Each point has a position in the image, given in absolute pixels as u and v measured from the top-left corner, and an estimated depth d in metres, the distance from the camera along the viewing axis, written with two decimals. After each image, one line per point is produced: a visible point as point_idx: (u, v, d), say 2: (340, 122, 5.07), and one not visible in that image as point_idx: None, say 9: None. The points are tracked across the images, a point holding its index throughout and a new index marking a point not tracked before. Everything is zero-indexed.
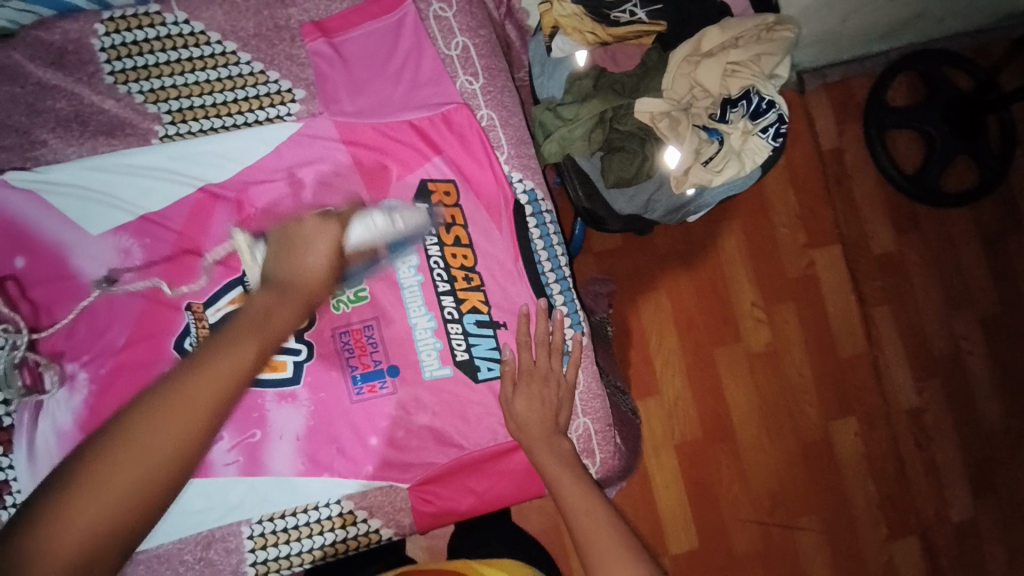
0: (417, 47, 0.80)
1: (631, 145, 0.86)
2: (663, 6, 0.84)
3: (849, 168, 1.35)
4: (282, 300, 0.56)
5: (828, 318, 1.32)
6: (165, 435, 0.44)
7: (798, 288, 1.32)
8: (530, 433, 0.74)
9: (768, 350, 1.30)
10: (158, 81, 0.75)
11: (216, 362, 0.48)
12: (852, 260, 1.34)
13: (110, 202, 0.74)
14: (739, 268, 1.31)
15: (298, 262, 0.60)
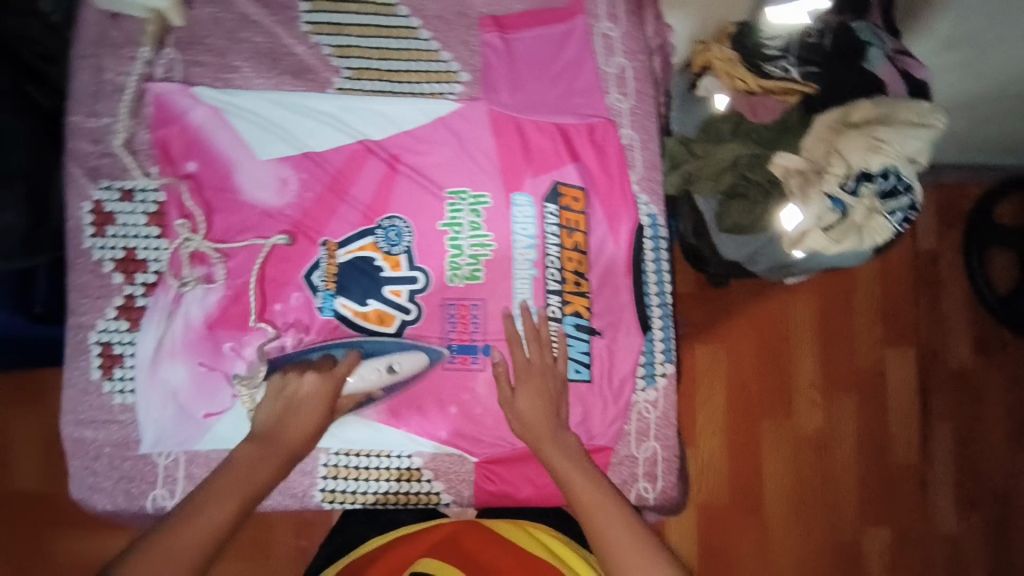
0: (580, 58, 0.84)
1: (754, 195, 0.88)
2: (818, 69, 0.85)
3: (942, 275, 1.32)
4: (264, 466, 0.68)
5: (886, 419, 1.29)
6: (172, 553, 0.57)
7: (862, 382, 1.30)
8: (536, 429, 0.74)
9: (818, 436, 1.28)
10: (344, 38, 0.82)
11: (195, 522, 0.60)
12: (928, 369, 1.31)
13: (281, 135, 0.82)
14: (805, 347, 1.29)
15: (289, 420, 0.73)
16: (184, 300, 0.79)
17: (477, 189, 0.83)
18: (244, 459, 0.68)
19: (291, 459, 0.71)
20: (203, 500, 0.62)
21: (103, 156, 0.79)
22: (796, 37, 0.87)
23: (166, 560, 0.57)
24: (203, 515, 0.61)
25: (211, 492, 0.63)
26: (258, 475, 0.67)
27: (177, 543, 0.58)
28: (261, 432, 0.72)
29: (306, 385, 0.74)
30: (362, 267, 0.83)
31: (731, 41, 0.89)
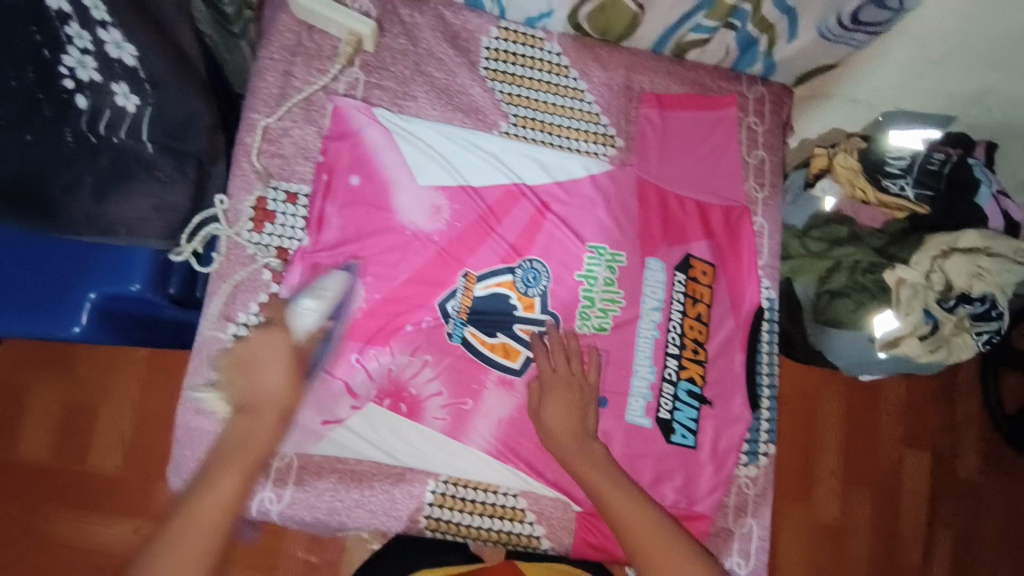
0: (726, 145, 0.90)
1: (857, 296, 0.94)
2: (932, 194, 0.94)
3: (960, 386, 1.40)
4: (258, 429, 0.68)
5: (898, 516, 1.36)
6: (201, 523, 0.62)
7: (880, 477, 1.36)
8: (561, 441, 0.76)
9: (834, 524, 1.34)
10: (517, 89, 0.88)
11: (201, 504, 0.63)
12: (940, 476, 1.37)
13: (442, 164, 0.85)
14: (831, 436, 1.36)
15: (260, 382, 0.70)
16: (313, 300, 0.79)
17: (614, 248, 0.87)
18: (239, 427, 0.68)
19: (273, 408, 0.70)
20: (207, 475, 0.65)
21: (274, 157, 0.81)
22: (919, 160, 0.95)
23: (186, 534, 0.61)
24: (209, 492, 0.64)
25: (213, 470, 0.65)
26: (251, 442, 0.68)
27: (194, 518, 0.62)
28: (241, 404, 0.70)
29: (253, 346, 0.71)
30: (496, 301, 0.85)
31: (856, 153, 0.96)
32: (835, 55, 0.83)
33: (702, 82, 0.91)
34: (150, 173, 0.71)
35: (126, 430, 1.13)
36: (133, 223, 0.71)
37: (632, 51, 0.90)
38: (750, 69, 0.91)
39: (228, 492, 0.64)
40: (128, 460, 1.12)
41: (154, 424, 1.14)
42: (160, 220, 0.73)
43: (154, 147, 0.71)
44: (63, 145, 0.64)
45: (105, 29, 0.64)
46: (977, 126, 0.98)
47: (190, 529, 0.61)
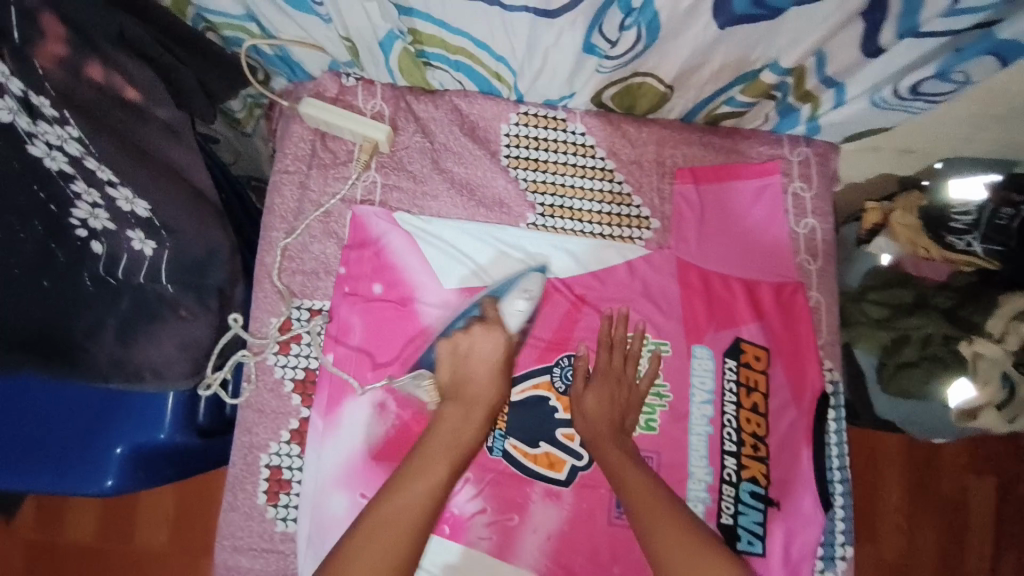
0: (770, 217, 0.84)
1: (926, 366, 0.86)
2: (1005, 249, 0.84)
3: None
4: (467, 421, 0.71)
5: (968, 552, 1.27)
6: (409, 498, 0.64)
7: (945, 508, 1.27)
8: (597, 429, 0.75)
9: (899, 563, 1.26)
10: (542, 175, 0.84)
11: (415, 483, 0.65)
12: (1004, 500, 1.27)
13: (467, 264, 0.81)
14: (892, 472, 1.28)
15: (472, 377, 0.75)
16: (339, 419, 0.76)
17: (657, 337, 0.82)
18: (450, 415, 0.72)
19: (480, 409, 0.73)
20: (421, 459, 0.68)
21: (298, 274, 0.79)
22: (986, 213, 0.85)
23: (385, 530, 0.61)
24: (419, 475, 0.66)
25: (421, 458, 0.68)
26: (459, 435, 0.70)
27: (404, 492, 0.65)
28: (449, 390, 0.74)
29: (477, 342, 0.76)
30: (535, 405, 0.80)
31: (918, 209, 0.88)
32: (889, 121, 0.78)
33: (739, 150, 0.85)
34: (173, 313, 0.69)
35: (167, 505, 1.09)
36: (159, 366, 0.69)
37: (661, 124, 0.84)
38: (792, 130, 0.85)
39: (431, 478, 0.66)
40: (170, 538, 1.08)
41: (191, 497, 1.09)
42: (185, 359, 0.71)
43: (171, 285, 0.69)
44: (83, 290, 0.62)
45: (112, 187, 0.60)
46: None
47: (402, 500, 0.64)
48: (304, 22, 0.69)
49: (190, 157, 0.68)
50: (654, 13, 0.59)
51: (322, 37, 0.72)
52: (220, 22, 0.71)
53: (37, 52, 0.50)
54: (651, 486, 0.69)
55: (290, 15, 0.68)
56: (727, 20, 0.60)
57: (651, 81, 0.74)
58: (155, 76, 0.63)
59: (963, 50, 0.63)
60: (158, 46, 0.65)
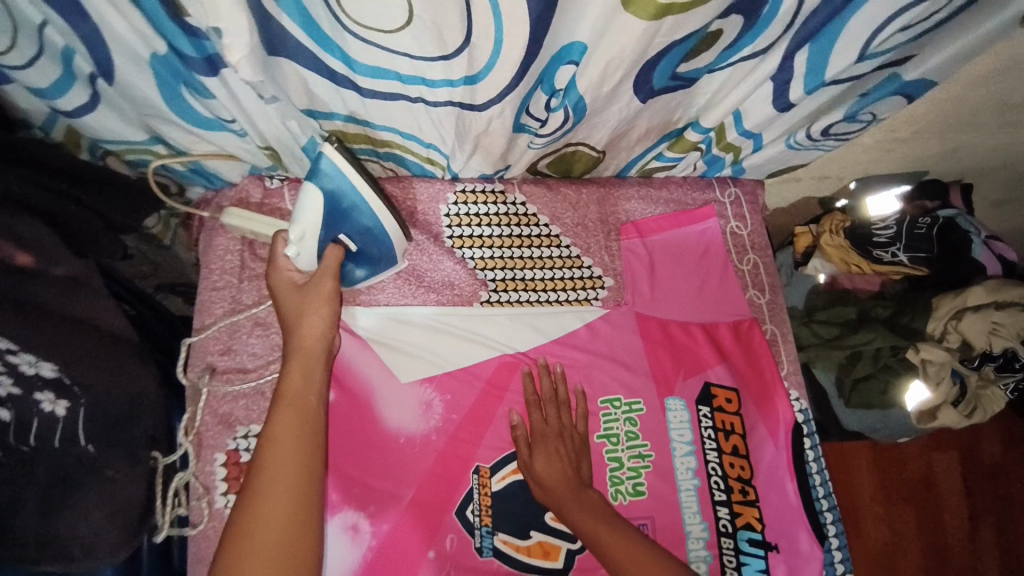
0: (715, 258, 0.86)
1: (883, 376, 0.89)
2: (929, 254, 0.91)
3: None
4: (292, 377, 0.63)
5: (945, 525, 1.33)
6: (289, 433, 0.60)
7: (916, 487, 1.34)
8: (558, 494, 0.71)
9: (885, 549, 1.30)
10: (488, 251, 0.82)
11: (279, 419, 0.61)
12: (971, 471, 1.36)
13: (426, 357, 0.78)
14: (863, 463, 1.34)
15: (291, 303, 0.66)
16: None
17: (630, 395, 0.80)
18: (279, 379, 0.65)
19: (317, 363, 0.64)
20: (265, 441, 0.60)
21: (238, 398, 0.73)
22: (903, 226, 0.92)
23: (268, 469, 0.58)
24: (270, 467, 0.58)
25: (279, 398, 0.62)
26: (302, 400, 0.62)
27: (260, 499, 0.57)
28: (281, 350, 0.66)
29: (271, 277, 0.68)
30: (520, 490, 0.76)
31: (844, 231, 0.94)
32: (805, 158, 0.82)
33: (677, 199, 0.87)
34: (97, 476, 0.60)
35: None
36: (88, 540, 0.59)
37: (597, 185, 0.86)
38: (720, 172, 0.88)
39: (298, 460, 0.59)
40: None
41: None
42: (116, 528, 0.61)
43: (93, 445, 0.61)
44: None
45: (13, 353, 0.55)
46: (948, 172, 0.97)
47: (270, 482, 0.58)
48: (217, 138, 0.65)
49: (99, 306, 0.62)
50: (579, 96, 0.60)
51: (239, 149, 0.68)
52: (121, 149, 0.66)
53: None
54: (620, 531, 0.68)
55: (199, 134, 0.64)
56: (648, 94, 0.62)
57: (584, 149, 0.75)
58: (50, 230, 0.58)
59: (870, 94, 0.69)
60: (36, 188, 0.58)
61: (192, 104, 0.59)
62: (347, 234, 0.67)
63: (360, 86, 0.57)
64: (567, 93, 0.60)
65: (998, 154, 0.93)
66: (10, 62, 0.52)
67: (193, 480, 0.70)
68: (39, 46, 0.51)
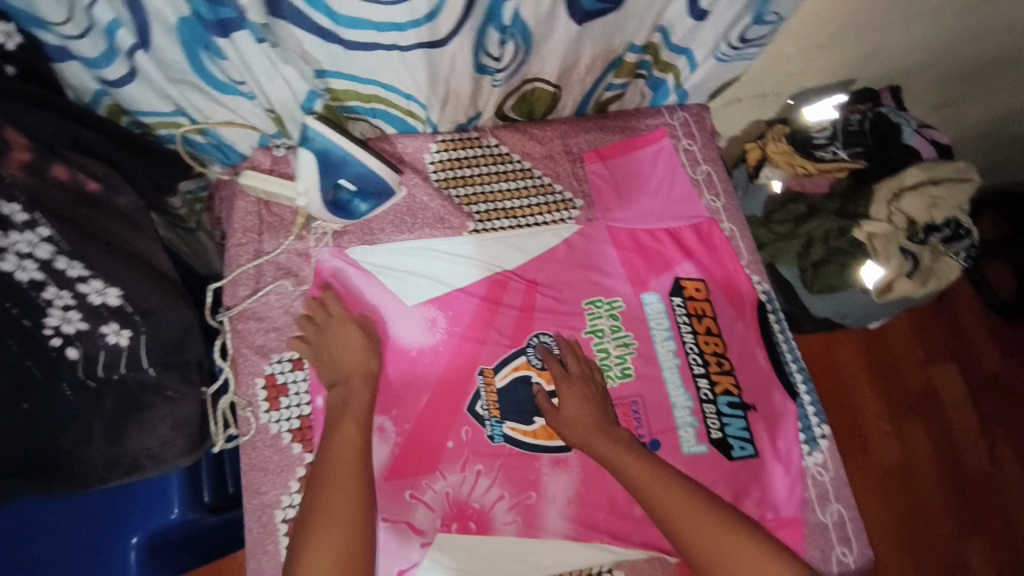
0: (671, 172, 0.98)
1: (839, 260, 0.99)
2: (865, 149, 1.02)
3: (953, 293, 1.53)
4: (342, 434, 0.74)
5: (953, 432, 1.43)
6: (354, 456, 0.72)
7: (918, 402, 1.44)
8: (584, 428, 0.79)
9: (899, 465, 1.39)
10: (472, 189, 0.94)
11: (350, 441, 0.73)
12: (970, 381, 1.47)
13: (428, 281, 0.89)
14: (862, 384, 1.44)
15: (342, 356, 0.80)
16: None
17: (609, 296, 0.91)
18: (337, 398, 0.77)
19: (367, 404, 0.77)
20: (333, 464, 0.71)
21: (269, 331, 0.83)
22: (839, 126, 1.03)
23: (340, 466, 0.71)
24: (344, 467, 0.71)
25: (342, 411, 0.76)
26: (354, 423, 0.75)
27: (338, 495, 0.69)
28: (335, 379, 0.79)
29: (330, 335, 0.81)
30: (521, 386, 0.86)
31: (785, 138, 1.05)
32: (736, 71, 0.96)
33: (631, 126, 0.99)
34: (160, 396, 0.72)
35: None
36: (156, 450, 0.72)
37: (559, 122, 0.98)
38: (666, 101, 1.02)
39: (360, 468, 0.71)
40: None
41: None
42: (181, 438, 0.74)
43: (155, 369, 0.72)
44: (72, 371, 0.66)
45: (84, 283, 0.67)
46: (874, 78, 1.09)
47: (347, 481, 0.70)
48: (230, 103, 0.80)
49: (149, 244, 0.74)
50: (524, 26, 0.75)
51: (250, 114, 0.82)
52: (154, 122, 0.80)
53: (5, 162, 0.61)
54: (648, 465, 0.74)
55: (217, 99, 0.78)
56: (582, 16, 0.76)
57: (541, 85, 0.90)
58: (111, 169, 0.72)
59: None
60: (104, 141, 0.73)
61: (210, 68, 0.73)
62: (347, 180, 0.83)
63: (345, 38, 0.70)
64: (513, 25, 0.74)
65: (914, 54, 1.05)
66: (67, 33, 0.65)
67: (238, 400, 0.80)
68: (89, 20, 0.64)
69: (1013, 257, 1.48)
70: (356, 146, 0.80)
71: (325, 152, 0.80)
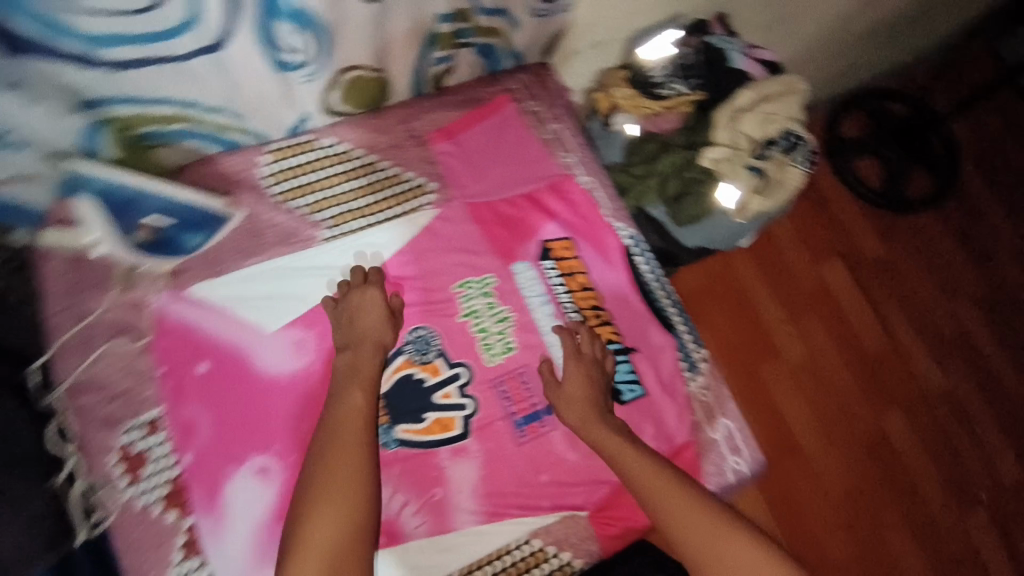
0: (520, 137, 0.96)
1: (695, 189, 1.03)
2: (701, 81, 1.04)
3: (828, 195, 1.64)
4: (345, 405, 0.72)
5: (848, 319, 1.55)
6: (338, 483, 0.65)
7: (814, 300, 1.54)
8: (571, 409, 0.81)
9: (806, 361, 1.49)
10: (316, 195, 0.88)
11: (338, 459, 0.67)
12: (856, 269, 1.59)
13: (285, 301, 0.83)
14: (764, 294, 1.52)
15: (363, 324, 0.80)
16: (224, 507, 0.75)
17: (480, 274, 0.89)
18: (344, 361, 0.77)
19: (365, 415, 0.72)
20: (312, 492, 0.65)
21: (114, 400, 0.76)
22: (675, 62, 1.04)
23: (333, 492, 0.65)
24: (332, 494, 0.65)
25: (332, 424, 0.71)
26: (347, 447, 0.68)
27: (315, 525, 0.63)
28: (344, 344, 0.79)
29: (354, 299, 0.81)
30: (405, 385, 0.82)
31: (626, 82, 1.06)
32: (558, 23, 0.95)
33: (472, 97, 0.96)
34: None
35: None
36: None
37: (396, 106, 0.93)
38: (503, 65, 0.99)
39: (349, 493, 0.65)
40: None
41: None
42: None
43: None
44: None
45: None
46: (702, 7, 1.11)
47: (325, 504, 0.64)
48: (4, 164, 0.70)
49: None
50: (312, 14, 0.69)
51: (30, 167, 0.72)
52: None
53: None
54: (653, 467, 0.75)
55: None
56: None
57: (365, 73, 0.84)
58: None
59: None
60: None
61: None
62: (149, 216, 0.81)
63: (108, 59, 0.65)
64: (304, 18, 0.69)
65: None
66: None
67: (96, 480, 0.73)
68: None
69: (872, 148, 1.64)
70: (147, 178, 0.80)
71: (111, 191, 0.78)
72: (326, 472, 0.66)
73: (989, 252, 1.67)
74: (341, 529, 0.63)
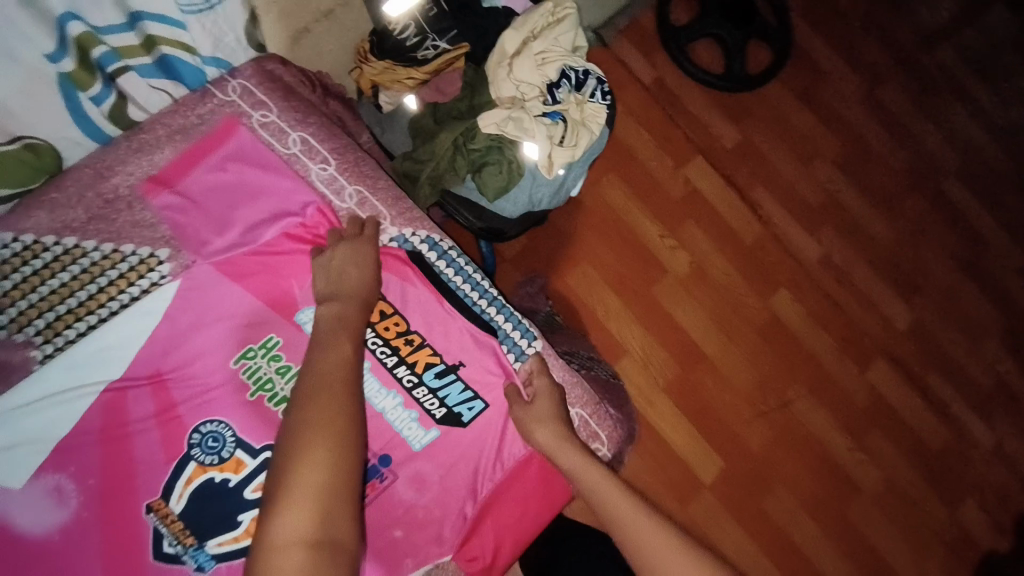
0: (259, 161, 0.79)
1: (493, 158, 0.89)
2: (456, 31, 0.88)
3: (675, 90, 1.50)
4: (329, 357, 0.64)
5: (723, 215, 1.46)
6: (327, 427, 0.57)
7: (687, 205, 1.44)
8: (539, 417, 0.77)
9: (693, 268, 1.42)
10: (12, 309, 0.70)
11: (321, 411, 0.58)
12: (718, 160, 1.49)
13: (22, 446, 0.70)
14: (635, 212, 1.41)
15: (344, 278, 0.73)
16: None
17: (260, 337, 0.76)
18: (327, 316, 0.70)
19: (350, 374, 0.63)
20: (300, 443, 0.56)
21: None
22: (421, 14, 0.86)
23: (322, 437, 0.56)
24: (333, 437, 0.57)
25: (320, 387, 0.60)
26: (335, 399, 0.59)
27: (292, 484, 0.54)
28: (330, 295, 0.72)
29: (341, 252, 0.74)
30: (206, 494, 0.73)
31: (374, 53, 0.89)
32: (238, 13, 0.76)
33: (180, 124, 0.78)
34: None
35: None
36: None
37: (82, 166, 0.75)
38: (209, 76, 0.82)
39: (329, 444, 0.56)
40: None
41: None
42: None
43: None
44: None
45: None
46: None
47: (312, 454, 0.55)
48: None
49: None
50: None
51: None
52: None
53: None
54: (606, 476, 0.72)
55: None
56: None
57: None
58: None
59: None
60: None
61: None
62: None
63: None
64: None
65: None
66: None
67: None
68: None
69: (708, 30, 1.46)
70: None
71: None
72: (298, 425, 0.57)
73: (843, 106, 1.61)
74: (334, 475, 0.55)
